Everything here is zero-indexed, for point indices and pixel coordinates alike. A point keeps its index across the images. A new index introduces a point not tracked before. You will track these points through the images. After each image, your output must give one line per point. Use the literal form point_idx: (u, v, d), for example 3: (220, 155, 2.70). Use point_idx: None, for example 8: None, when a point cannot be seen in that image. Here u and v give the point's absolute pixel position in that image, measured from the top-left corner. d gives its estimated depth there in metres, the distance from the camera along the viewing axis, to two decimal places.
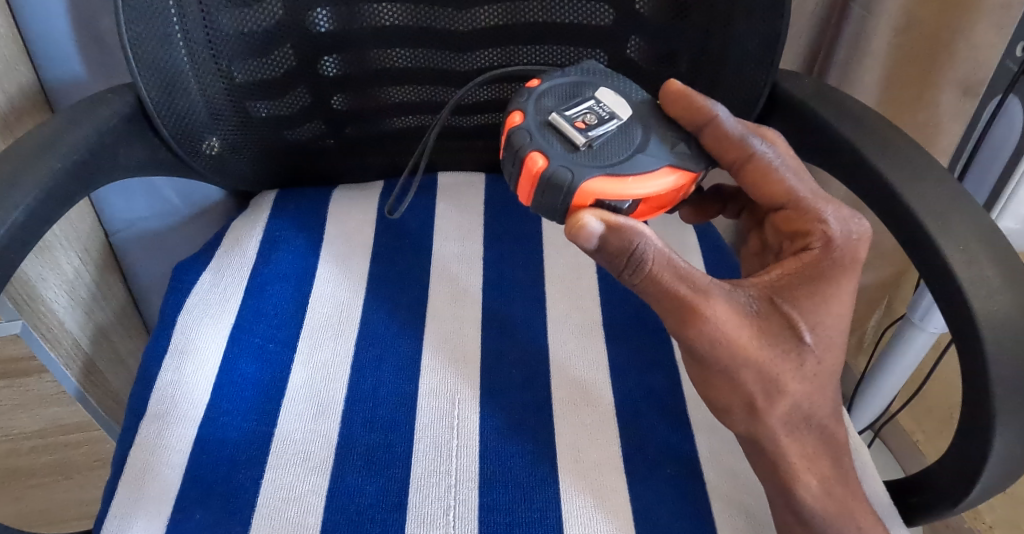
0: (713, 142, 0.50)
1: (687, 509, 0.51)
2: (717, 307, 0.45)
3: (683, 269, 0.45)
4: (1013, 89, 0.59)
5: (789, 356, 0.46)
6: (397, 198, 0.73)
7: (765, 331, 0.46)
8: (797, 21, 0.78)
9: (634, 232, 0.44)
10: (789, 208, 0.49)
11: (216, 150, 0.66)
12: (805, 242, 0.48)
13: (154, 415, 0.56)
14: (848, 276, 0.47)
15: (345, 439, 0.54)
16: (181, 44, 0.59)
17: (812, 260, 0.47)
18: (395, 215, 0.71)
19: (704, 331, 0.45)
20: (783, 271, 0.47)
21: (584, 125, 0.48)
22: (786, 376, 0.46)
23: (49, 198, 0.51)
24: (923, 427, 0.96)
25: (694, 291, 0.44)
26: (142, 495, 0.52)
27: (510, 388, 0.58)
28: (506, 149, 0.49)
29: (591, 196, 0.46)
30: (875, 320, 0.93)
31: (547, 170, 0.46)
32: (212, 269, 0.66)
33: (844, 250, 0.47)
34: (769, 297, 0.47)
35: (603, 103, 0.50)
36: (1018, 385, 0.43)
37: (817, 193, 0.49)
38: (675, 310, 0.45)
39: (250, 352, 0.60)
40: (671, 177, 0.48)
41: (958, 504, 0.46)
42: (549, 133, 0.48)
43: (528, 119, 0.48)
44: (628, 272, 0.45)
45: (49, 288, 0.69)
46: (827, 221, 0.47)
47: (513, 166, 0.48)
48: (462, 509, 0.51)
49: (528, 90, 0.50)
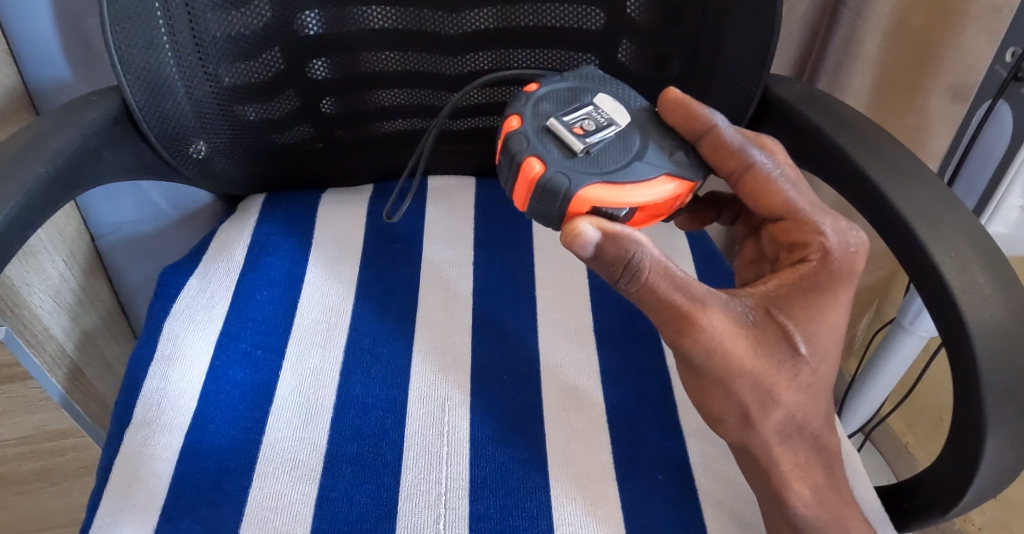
0: (712, 151, 0.49)
1: (679, 516, 0.51)
2: (714, 317, 0.44)
3: (680, 279, 0.44)
4: (1002, 95, 0.61)
5: (784, 367, 0.46)
6: (397, 200, 0.74)
7: (762, 342, 0.46)
8: (788, 25, 0.78)
9: (631, 240, 0.44)
10: (787, 219, 0.49)
11: (204, 154, 0.66)
12: (802, 253, 0.48)
13: (139, 423, 0.56)
14: (844, 288, 0.47)
15: (334, 447, 0.54)
16: (168, 47, 0.58)
17: (810, 271, 0.47)
18: (393, 218, 0.71)
19: (700, 341, 0.44)
20: (781, 281, 0.47)
21: (582, 131, 0.48)
22: (781, 387, 0.46)
23: (34, 203, 0.50)
24: (913, 429, 0.96)
25: (691, 301, 0.44)
26: (128, 504, 0.51)
27: (500, 394, 0.57)
28: (502, 153, 0.48)
29: (588, 204, 0.46)
30: (864, 324, 0.95)
31: (544, 176, 0.46)
32: (199, 274, 0.65)
33: (842, 262, 0.46)
34: (766, 308, 0.46)
35: (601, 109, 0.50)
36: (1009, 392, 0.43)
37: (816, 204, 0.48)
38: (672, 320, 0.44)
39: (237, 359, 0.59)
40: (669, 186, 0.48)
41: (950, 511, 0.46)
42: (546, 139, 0.47)
43: (525, 123, 0.48)
44: (624, 280, 0.45)
45: (34, 293, 0.68)
46: (825, 232, 0.47)
47: (510, 170, 0.48)
48: (451, 517, 0.50)
49: (526, 94, 0.50)
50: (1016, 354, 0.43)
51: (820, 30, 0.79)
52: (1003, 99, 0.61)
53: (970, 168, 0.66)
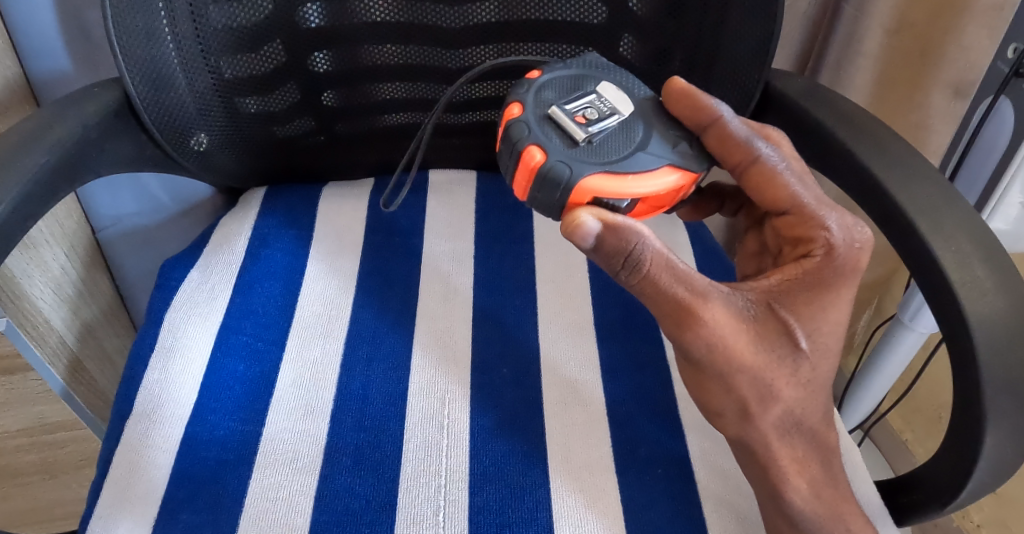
0: (717, 143, 0.49)
1: (678, 509, 0.51)
2: (715, 310, 0.45)
3: (682, 271, 0.44)
4: (1004, 91, 0.60)
5: (784, 362, 0.46)
6: (394, 190, 0.74)
7: (762, 337, 0.46)
8: (789, 21, 0.78)
9: (633, 232, 0.44)
10: (792, 214, 0.48)
11: (205, 146, 0.66)
12: (807, 248, 0.48)
13: (140, 414, 0.56)
14: (848, 284, 0.47)
15: (334, 440, 0.54)
16: (169, 39, 0.58)
17: (813, 267, 0.47)
18: (390, 208, 0.71)
19: (701, 334, 0.45)
20: (783, 277, 0.47)
21: (584, 120, 0.48)
22: (780, 382, 0.46)
23: (34, 193, 0.50)
24: (912, 426, 0.96)
25: (691, 294, 0.44)
26: (129, 495, 0.52)
27: (500, 387, 0.57)
28: (503, 141, 0.48)
29: (589, 194, 0.46)
30: (864, 320, 0.94)
31: (545, 165, 0.46)
32: (201, 266, 0.66)
33: (846, 258, 0.46)
34: (767, 303, 0.46)
35: (604, 98, 0.50)
36: (1008, 386, 0.43)
37: (821, 199, 0.48)
38: (672, 312, 0.45)
39: (238, 351, 0.59)
40: (672, 177, 0.48)
41: (947, 505, 0.46)
42: (548, 127, 0.47)
43: (526, 112, 0.48)
44: (624, 272, 0.45)
45: (35, 285, 0.68)
46: (830, 227, 0.47)
47: (510, 159, 0.48)
48: (451, 509, 0.50)
49: (528, 82, 0.50)
50: (1016, 349, 0.43)
51: (821, 26, 0.79)
52: (1005, 95, 0.60)
53: (970, 164, 0.65)
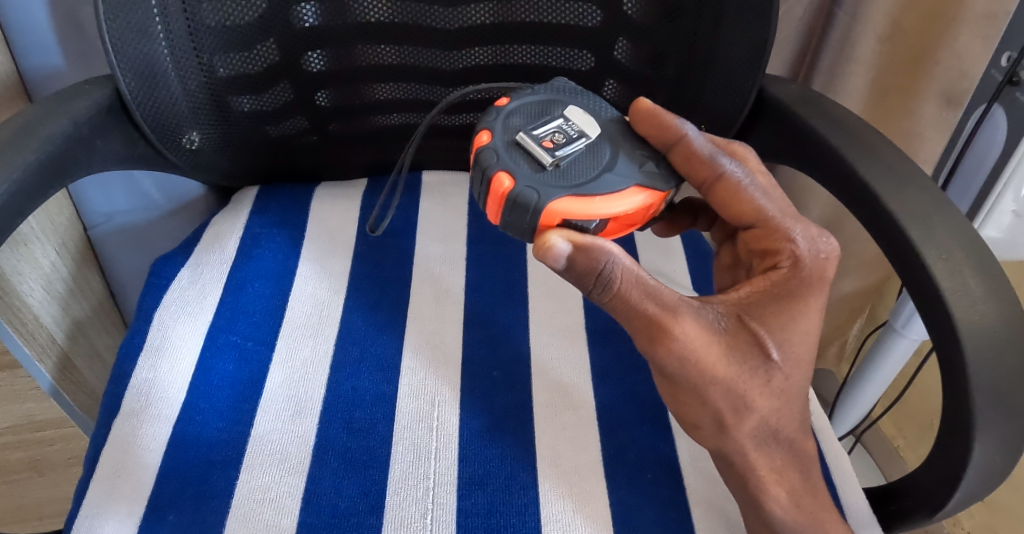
0: (683, 161, 0.49)
1: (666, 513, 0.51)
2: (686, 326, 0.45)
3: (653, 287, 0.44)
4: (997, 98, 0.62)
5: (757, 373, 0.46)
6: (380, 212, 0.71)
7: (734, 348, 0.46)
8: (785, 25, 0.78)
9: (602, 250, 0.44)
10: (759, 227, 0.49)
11: (196, 145, 0.65)
12: (774, 260, 0.48)
13: (127, 414, 0.55)
14: (816, 294, 0.47)
15: (322, 441, 0.54)
16: (161, 36, 0.58)
17: (781, 278, 0.47)
18: (377, 231, 0.69)
19: (673, 349, 0.45)
20: (752, 289, 0.47)
21: (552, 144, 0.48)
22: (753, 393, 0.46)
23: (24, 191, 0.50)
24: (904, 433, 0.97)
25: (663, 309, 0.44)
26: (115, 495, 0.51)
27: (490, 390, 0.57)
28: (473, 167, 0.48)
29: (558, 216, 0.46)
30: (857, 326, 0.94)
31: (513, 191, 0.46)
32: (190, 266, 0.65)
33: (812, 268, 0.46)
34: (737, 315, 0.46)
35: (572, 122, 0.50)
36: (996, 395, 0.43)
37: (786, 211, 0.48)
38: (645, 328, 0.45)
39: (226, 351, 0.59)
40: (640, 197, 0.48)
41: (935, 513, 0.46)
42: (516, 153, 0.48)
43: (495, 138, 0.48)
44: (597, 290, 0.45)
45: (24, 281, 0.67)
46: (796, 239, 0.47)
47: (480, 185, 0.48)
48: (440, 512, 0.50)
49: (496, 109, 0.50)
50: (1003, 357, 0.43)
51: (816, 30, 0.78)
52: (998, 102, 0.62)
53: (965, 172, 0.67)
